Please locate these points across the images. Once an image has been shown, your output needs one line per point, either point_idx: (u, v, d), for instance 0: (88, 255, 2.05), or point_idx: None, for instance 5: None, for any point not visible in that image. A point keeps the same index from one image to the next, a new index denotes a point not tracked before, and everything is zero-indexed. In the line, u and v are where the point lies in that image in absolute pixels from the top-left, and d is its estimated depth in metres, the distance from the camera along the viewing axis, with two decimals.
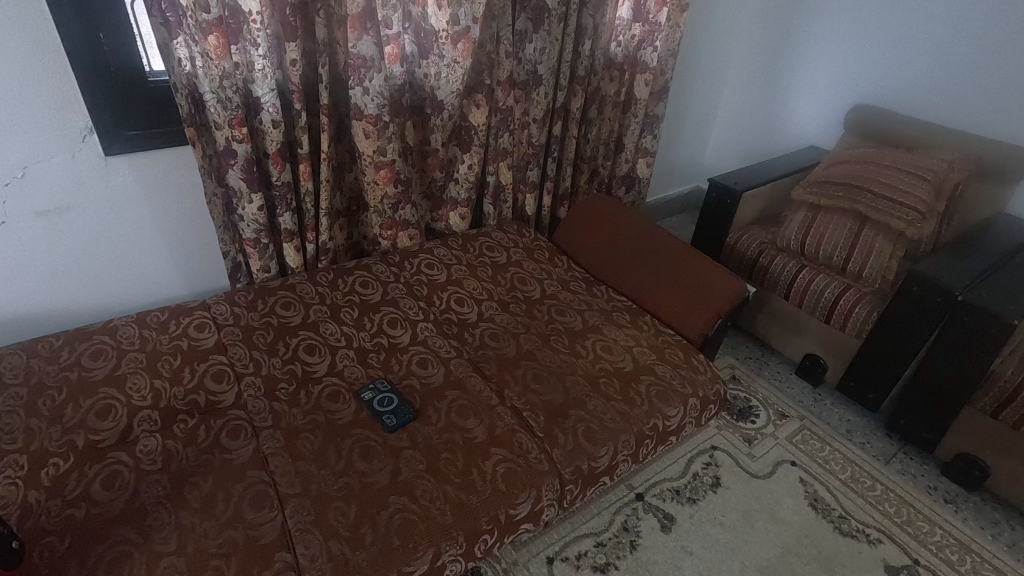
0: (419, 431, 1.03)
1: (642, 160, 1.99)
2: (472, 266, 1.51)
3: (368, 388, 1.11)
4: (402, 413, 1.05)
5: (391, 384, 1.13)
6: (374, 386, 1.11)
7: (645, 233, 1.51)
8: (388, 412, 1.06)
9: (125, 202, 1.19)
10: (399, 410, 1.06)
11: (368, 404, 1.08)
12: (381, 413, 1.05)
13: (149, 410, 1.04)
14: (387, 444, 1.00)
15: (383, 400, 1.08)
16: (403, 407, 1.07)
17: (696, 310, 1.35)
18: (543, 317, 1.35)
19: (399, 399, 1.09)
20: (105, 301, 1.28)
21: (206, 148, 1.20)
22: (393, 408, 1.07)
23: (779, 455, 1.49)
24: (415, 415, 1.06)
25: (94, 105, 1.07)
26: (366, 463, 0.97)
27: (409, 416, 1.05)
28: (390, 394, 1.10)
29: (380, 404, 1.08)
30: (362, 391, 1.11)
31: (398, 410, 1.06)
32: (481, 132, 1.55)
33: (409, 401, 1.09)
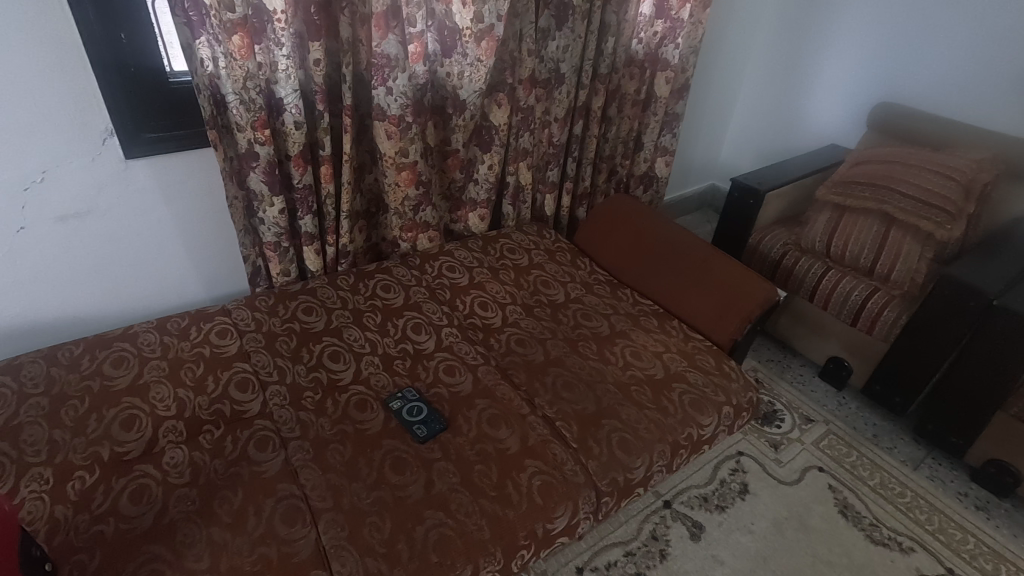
0: (451, 443, 1.01)
1: (661, 159, 1.96)
2: (494, 268, 1.49)
3: (395, 397, 1.09)
4: (433, 424, 1.03)
5: (418, 393, 1.10)
6: (401, 395, 1.09)
7: (671, 235, 1.48)
8: (418, 422, 1.04)
9: (145, 206, 1.16)
10: (428, 420, 1.04)
11: (396, 414, 1.06)
12: (409, 424, 1.03)
13: (174, 420, 1.02)
14: (419, 456, 0.98)
15: (412, 410, 1.06)
16: (433, 417, 1.05)
17: (725, 314, 1.32)
18: (569, 322, 1.33)
19: (428, 408, 1.06)
20: (124, 307, 1.25)
21: (227, 150, 1.17)
22: (423, 418, 1.04)
23: (806, 461, 1.47)
24: (445, 425, 1.04)
25: (114, 106, 1.04)
26: (398, 477, 0.94)
27: (440, 427, 1.03)
28: (418, 403, 1.08)
29: (408, 414, 1.05)
30: (390, 400, 1.08)
31: (428, 420, 1.04)
32: (502, 132, 1.52)
33: (438, 411, 1.07)
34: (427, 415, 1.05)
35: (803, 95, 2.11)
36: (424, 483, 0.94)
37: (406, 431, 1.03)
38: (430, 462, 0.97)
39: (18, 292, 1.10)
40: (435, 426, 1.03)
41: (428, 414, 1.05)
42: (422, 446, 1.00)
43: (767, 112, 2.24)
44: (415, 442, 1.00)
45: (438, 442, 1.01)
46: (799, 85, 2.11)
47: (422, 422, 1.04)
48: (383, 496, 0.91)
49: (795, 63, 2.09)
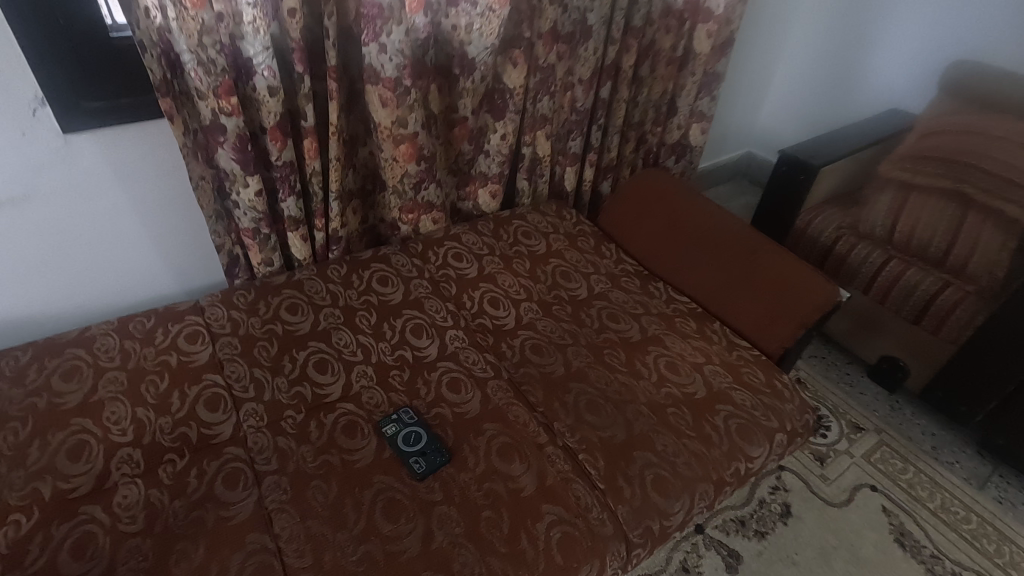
0: (455, 481, 0.85)
1: (697, 126, 1.72)
2: (507, 257, 1.30)
3: (389, 420, 0.92)
4: (433, 456, 0.87)
5: (416, 414, 0.94)
6: (395, 417, 0.93)
7: (713, 222, 1.28)
8: (417, 454, 0.88)
9: (95, 188, 0.98)
10: (428, 451, 0.88)
11: (389, 443, 0.90)
12: (406, 455, 0.87)
13: (130, 448, 0.87)
14: (417, 499, 0.82)
15: (408, 437, 0.90)
16: (434, 448, 0.88)
17: (776, 320, 1.13)
18: (593, 324, 1.15)
19: (429, 436, 0.90)
20: (82, 303, 1.09)
21: (187, 121, 0.98)
22: (423, 449, 0.88)
23: (856, 478, 1.30)
24: (448, 458, 0.88)
25: (43, 68, 0.85)
26: (391, 526, 0.79)
27: (442, 461, 0.87)
28: (416, 427, 0.91)
29: (404, 442, 0.89)
30: (383, 424, 0.92)
31: (429, 452, 0.88)
32: (517, 97, 1.30)
33: (439, 438, 0.91)
34: (427, 445, 0.89)
35: (863, 52, 1.83)
36: (422, 534, 0.78)
37: (401, 465, 0.87)
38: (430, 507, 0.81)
39: None
40: (436, 460, 0.87)
41: (428, 444, 0.89)
42: (421, 485, 0.84)
43: (818, 74, 1.97)
44: (412, 480, 0.85)
45: (439, 480, 0.85)
46: (858, 41, 1.83)
47: (422, 453, 0.88)
48: (373, 552, 0.76)
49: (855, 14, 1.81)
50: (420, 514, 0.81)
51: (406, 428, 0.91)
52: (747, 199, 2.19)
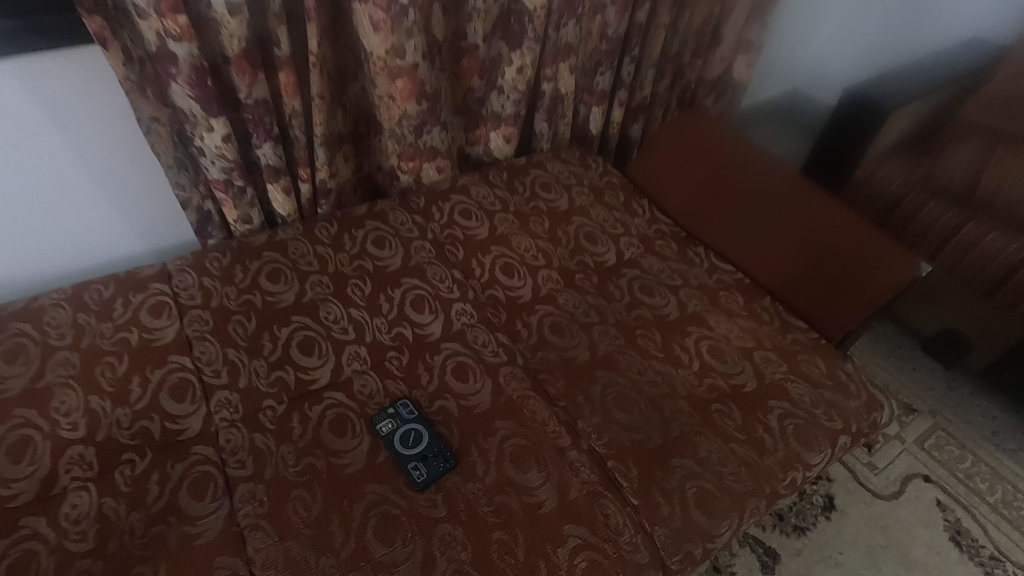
0: (462, 493, 0.72)
1: (743, 59, 1.49)
2: (523, 215, 1.13)
3: (383, 415, 0.79)
4: (435, 461, 0.74)
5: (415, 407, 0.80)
6: (391, 411, 0.79)
7: (766, 176, 1.08)
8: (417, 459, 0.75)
9: (25, 133, 0.81)
10: (429, 455, 0.75)
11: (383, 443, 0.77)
12: (402, 460, 0.74)
13: (82, 446, 0.74)
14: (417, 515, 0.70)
15: (406, 437, 0.77)
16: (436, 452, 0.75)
17: (838, 298, 0.96)
18: (622, 298, 0.99)
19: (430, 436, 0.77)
20: (31, 267, 0.94)
21: (130, 48, 0.79)
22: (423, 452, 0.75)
23: (907, 467, 1.17)
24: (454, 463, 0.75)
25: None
26: (386, 549, 0.67)
27: (446, 467, 0.74)
28: (414, 425, 0.78)
29: (401, 443, 0.76)
30: (376, 419, 0.79)
31: (430, 456, 0.75)
32: (538, 20, 1.08)
33: (442, 437, 0.77)
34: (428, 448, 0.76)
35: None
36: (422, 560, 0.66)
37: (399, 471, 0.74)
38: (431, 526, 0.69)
39: None
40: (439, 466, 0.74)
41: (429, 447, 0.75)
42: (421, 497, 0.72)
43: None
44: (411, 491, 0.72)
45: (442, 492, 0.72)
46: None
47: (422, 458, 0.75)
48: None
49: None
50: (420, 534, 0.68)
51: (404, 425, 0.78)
52: (788, 144, 1.95)
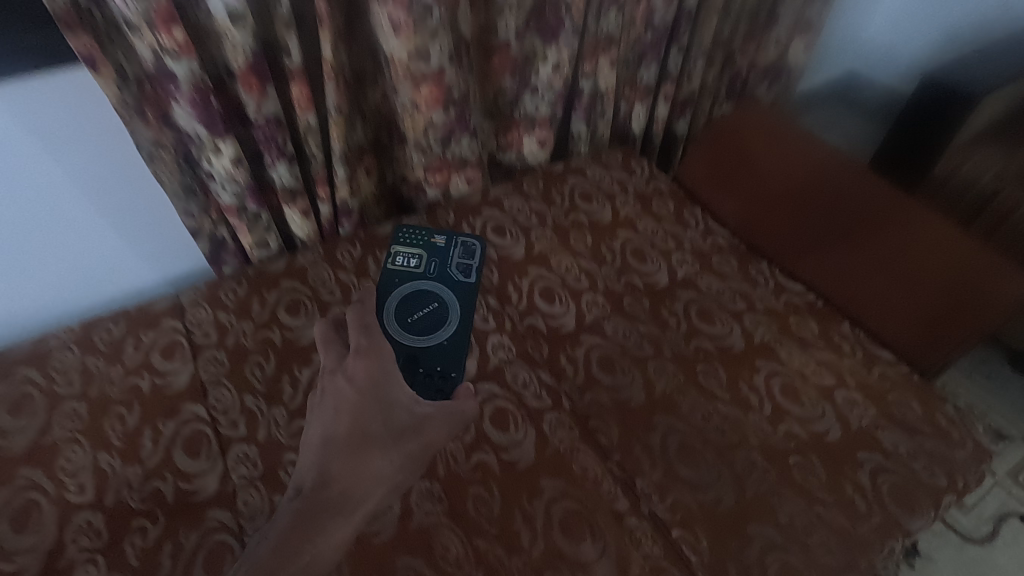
0: (397, 471, 0.64)
1: (800, 40, 1.35)
2: (562, 228, 1.02)
3: (425, 246, 0.90)
4: (416, 372, 0.78)
5: (478, 253, 0.91)
6: (441, 245, 0.90)
7: (848, 182, 0.93)
8: (365, 378, 0.68)
9: (20, 166, 0.73)
10: (420, 355, 0.79)
11: (397, 275, 0.87)
12: (397, 319, 0.82)
13: (90, 510, 0.68)
14: (334, 458, 0.62)
15: (415, 298, 0.84)
16: (399, 382, 0.70)
17: (934, 327, 0.84)
18: (678, 325, 0.88)
19: (385, 358, 0.70)
20: (41, 305, 0.88)
21: (123, 65, 0.69)
22: (383, 368, 0.69)
23: (1000, 506, 1.05)
24: (427, 409, 0.69)
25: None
26: (282, 513, 0.59)
27: (403, 418, 0.67)
28: (441, 294, 0.85)
29: (403, 294, 0.84)
30: (405, 241, 0.90)
31: (378, 371, 0.69)
32: (577, 10, 0.96)
33: (458, 345, 0.81)
34: (381, 365, 0.69)
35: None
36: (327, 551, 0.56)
37: (340, 387, 0.67)
38: (359, 490, 0.61)
39: None
40: (396, 417, 0.67)
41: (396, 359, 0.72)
42: (318, 422, 0.66)
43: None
44: (326, 396, 0.67)
45: (370, 460, 0.63)
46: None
47: (372, 381, 0.68)
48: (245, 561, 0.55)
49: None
50: (332, 504, 0.59)
51: (372, 334, 0.72)
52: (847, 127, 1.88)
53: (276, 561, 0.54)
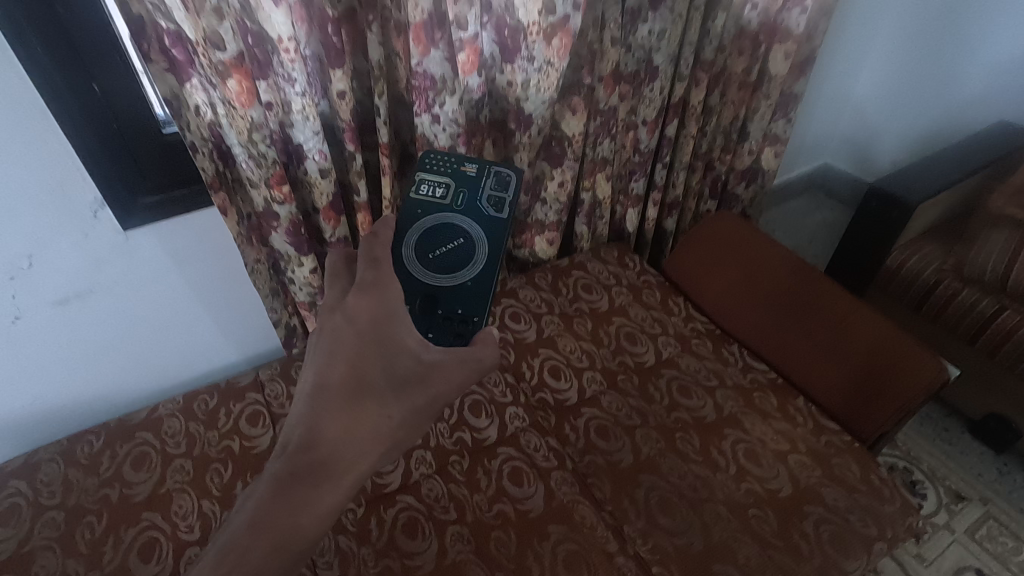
0: (396, 426, 0.66)
1: (770, 150, 1.59)
2: (567, 315, 1.21)
3: (454, 175, 0.90)
4: (435, 315, 0.80)
5: (512, 184, 0.90)
6: (473, 175, 0.90)
7: (800, 278, 1.15)
8: (365, 320, 0.69)
9: (156, 277, 0.98)
10: (439, 296, 0.81)
11: (422, 203, 0.87)
12: (418, 256, 0.83)
13: (199, 546, 0.88)
14: (329, 409, 0.64)
15: (441, 233, 0.85)
16: (405, 322, 0.71)
17: (867, 401, 1.03)
18: (662, 399, 1.07)
19: (386, 295, 0.71)
20: (149, 380, 1.10)
21: (240, 207, 0.94)
22: (386, 309, 0.70)
23: (958, 559, 1.20)
24: (435, 357, 0.70)
25: (93, 164, 0.82)
26: (271, 468, 0.61)
27: (409, 366, 0.68)
28: (467, 228, 0.86)
29: (428, 227, 0.85)
30: (432, 169, 0.90)
31: (383, 312, 0.70)
32: (576, 144, 1.21)
33: (481, 287, 0.83)
34: (383, 306, 0.70)
35: (968, 20, 1.66)
36: (317, 511, 0.59)
37: (337, 327, 0.68)
38: (354, 454, 0.63)
39: (29, 382, 0.96)
40: (399, 364, 0.68)
41: (399, 293, 0.72)
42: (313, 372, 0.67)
43: (909, 55, 1.82)
44: (324, 338, 0.68)
45: (362, 409, 0.65)
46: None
47: (374, 324, 0.69)
48: (233, 524, 0.58)
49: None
50: (325, 466, 0.61)
51: (378, 271, 0.73)
52: (822, 215, 2.13)
53: (266, 524, 0.57)
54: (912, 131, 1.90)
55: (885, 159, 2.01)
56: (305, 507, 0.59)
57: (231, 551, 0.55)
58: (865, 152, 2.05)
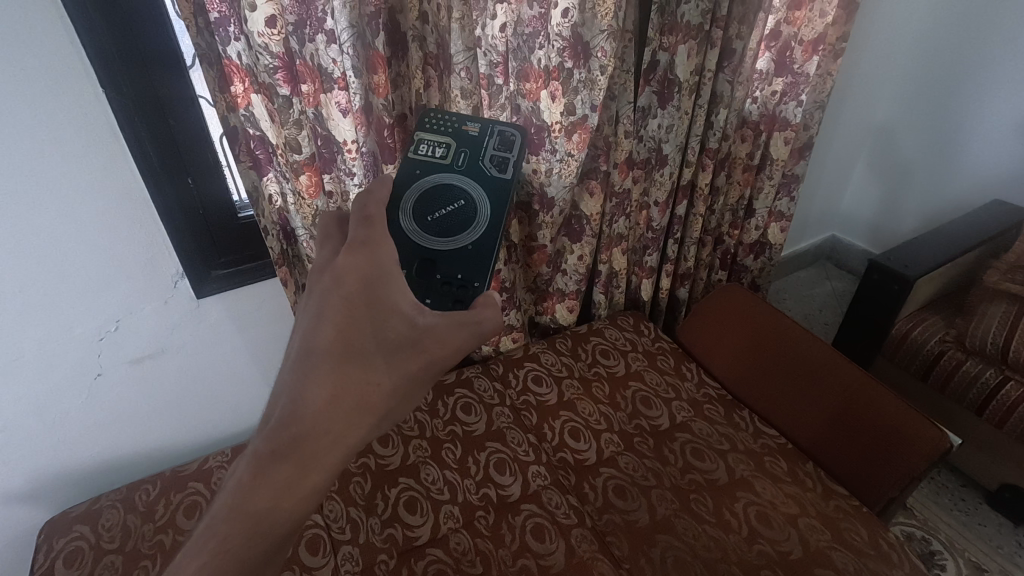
0: (389, 394, 0.61)
1: (775, 225, 1.70)
2: (586, 379, 1.29)
3: (455, 135, 0.90)
4: (434, 280, 0.80)
5: (515, 144, 0.90)
6: (474, 135, 0.90)
7: (807, 345, 1.23)
8: (355, 283, 0.63)
9: (219, 339, 1.10)
10: (439, 260, 0.81)
11: (422, 163, 0.87)
12: (417, 216, 0.83)
13: None
14: (314, 378, 0.57)
15: (442, 192, 0.85)
16: (399, 286, 0.65)
17: (874, 465, 1.08)
18: (676, 461, 1.14)
19: (379, 257, 0.65)
20: (201, 432, 1.21)
21: (297, 279, 1.07)
22: (378, 272, 0.64)
23: None
24: (430, 321, 0.65)
25: (178, 241, 0.95)
26: (254, 443, 0.56)
27: (400, 331, 0.63)
28: (468, 189, 0.85)
29: (428, 185, 0.85)
30: (432, 130, 0.90)
31: (372, 270, 0.64)
32: (594, 222, 1.33)
33: (481, 248, 0.83)
34: (374, 267, 0.64)
35: (955, 97, 1.80)
36: (303, 490, 0.54)
37: (326, 289, 0.62)
38: (340, 428, 0.56)
39: (100, 433, 1.07)
40: (389, 329, 0.62)
41: (392, 255, 0.67)
42: (296, 336, 0.60)
43: (901, 136, 1.97)
44: (310, 298, 0.62)
45: (350, 379, 0.58)
46: (942, 82, 1.82)
47: (363, 286, 0.63)
48: (218, 503, 0.54)
49: (931, 63, 1.82)
50: (311, 443, 0.55)
51: (371, 229, 0.68)
52: (832, 284, 2.21)
53: (250, 505, 0.53)
54: (927, 197, 1.97)
55: (910, 226, 2.05)
56: (289, 487, 0.54)
57: (214, 536, 0.52)
58: (889, 221, 2.10)
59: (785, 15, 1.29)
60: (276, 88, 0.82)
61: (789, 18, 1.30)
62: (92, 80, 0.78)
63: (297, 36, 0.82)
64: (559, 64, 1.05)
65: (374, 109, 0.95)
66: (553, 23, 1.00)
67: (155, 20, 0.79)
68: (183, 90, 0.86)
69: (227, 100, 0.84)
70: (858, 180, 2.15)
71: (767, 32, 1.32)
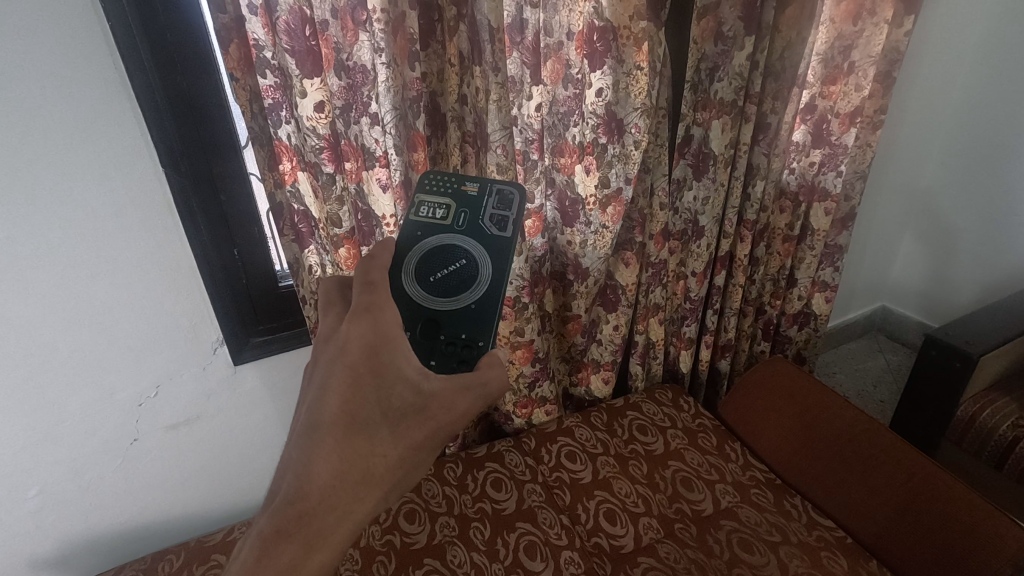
0: (397, 464, 0.59)
1: (820, 295, 1.64)
2: (623, 457, 1.23)
3: (455, 195, 0.83)
4: (438, 341, 0.74)
5: (515, 203, 0.82)
6: (473, 196, 0.83)
7: (861, 427, 1.15)
8: (358, 351, 0.60)
9: (253, 405, 1.10)
10: (443, 321, 0.75)
11: (423, 225, 0.80)
12: (418, 278, 0.77)
13: None
14: (319, 452, 0.55)
15: (443, 253, 0.78)
16: (407, 351, 0.63)
17: (947, 568, 0.96)
18: (722, 553, 1.05)
19: (382, 322, 0.62)
20: (230, 499, 1.19)
21: None
22: (383, 337, 0.61)
23: None
24: (434, 386, 0.63)
25: (220, 309, 0.98)
26: (259, 520, 0.55)
27: (406, 399, 0.61)
28: (469, 248, 0.79)
29: (429, 246, 0.78)
30: (430, 190, 0.84)
31: (379, 336, 0.61)
32: (630, 292, 1.31)
33: (486, 306, 0.76)
34: (378, 333, 0.61)
35: (1006, 166, 1.76)
36: (307, 573, 0.53)
37: (331, 358, 0.60)
38: (346, 504, 0.55)
39: (130, 498, 1.07)
40: (395, 398, 0.60)
41: (397, 319, 0.63)
42: (300, 408, 0.59)
43: (951, 204, 1.91)
44: (315, 367, 0.61)
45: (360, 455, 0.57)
46: (986, 153, 1.79)
47: (368, 354, 0.60)
48: None
49: (975, 134, 1.80)
50: (317, 521, 0.54)
51: (374, 293, 0.65)
52: (886, 357, 2.10)
53: None
54: (985, 267, 1.88)
55: (967, 297, 1.95)
56: (294, 568, 0.53)
57: None
58: (945, 290, 2.00)
59: (820, 90, 1.33)
60: (321, 166, 0.87)
61: (823, 93, 1.33)
62: (155, 160, 0.84)
63: (344, 118, 0.86)
64: (594, 140, 1.08)
65: (414, 184, 0.98)
66: (588, 103, 1.05)
67: (217, 106, 0.86)
68: (235, 167, 0.91)
69: (274, 177, 0.88)
70: (907, 250, 2.08)
71: (802, 105, 1.35)
